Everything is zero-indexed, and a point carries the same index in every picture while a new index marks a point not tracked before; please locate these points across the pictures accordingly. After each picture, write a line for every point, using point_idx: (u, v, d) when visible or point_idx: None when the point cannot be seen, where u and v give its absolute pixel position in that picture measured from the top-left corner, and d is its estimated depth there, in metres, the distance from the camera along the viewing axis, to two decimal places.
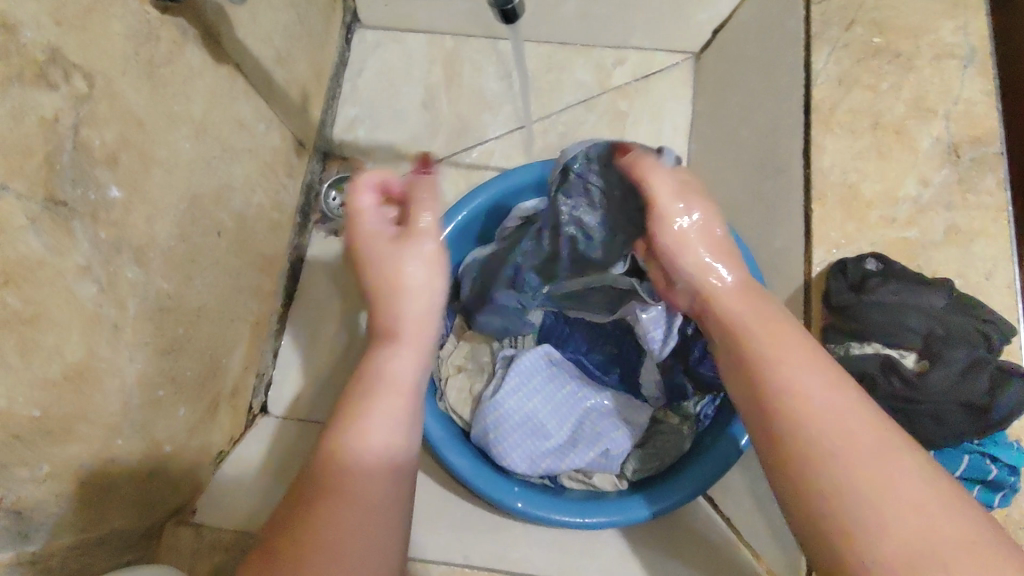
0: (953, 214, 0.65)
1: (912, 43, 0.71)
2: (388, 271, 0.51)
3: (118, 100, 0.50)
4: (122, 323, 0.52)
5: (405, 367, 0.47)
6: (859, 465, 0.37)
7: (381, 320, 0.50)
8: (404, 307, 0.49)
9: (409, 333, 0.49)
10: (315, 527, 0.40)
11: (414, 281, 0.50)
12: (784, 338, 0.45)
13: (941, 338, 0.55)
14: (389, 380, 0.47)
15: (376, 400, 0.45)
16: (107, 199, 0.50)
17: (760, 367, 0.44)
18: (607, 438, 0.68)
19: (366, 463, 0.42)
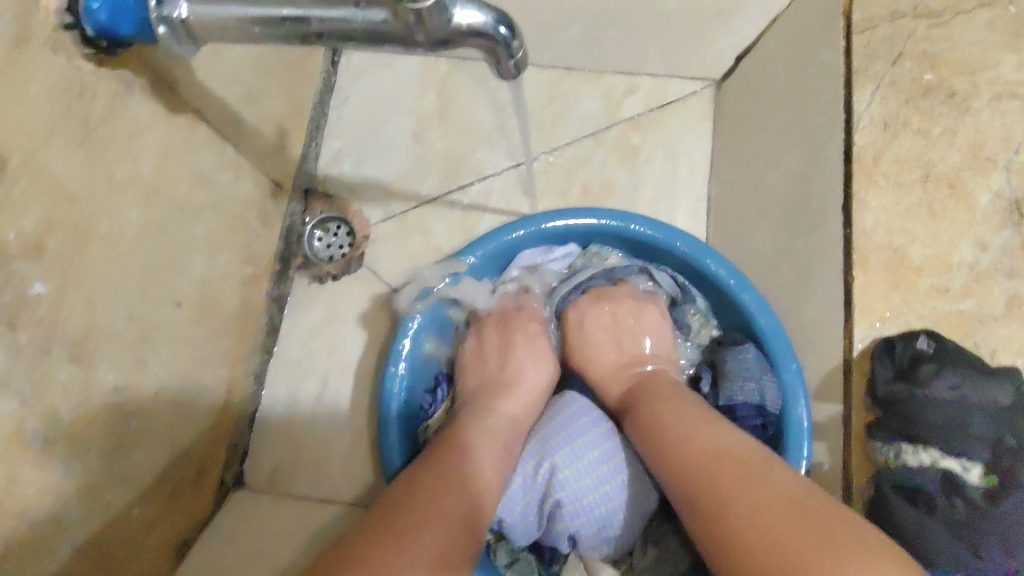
0: (1015, 282, 0.57)
1: (967, 81, 0.62)
2: (510, 370, 0.68)
3: (42, 174, 0.43)
4: (53, 434, 0.45)
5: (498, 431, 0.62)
6: (754, 499, 0.44)
7: (485, 397, 0.66)
8: (511, 399, 0.66)
9: (515, 405, 0.66)
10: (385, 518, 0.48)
11: (526, 389, 0.68)
12: (708, 433, 0.53)
13: (1013, 451, 0.47)
14: (478, 459, 0.57)
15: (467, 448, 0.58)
16: (29, 297, 0.42)
17: (688, 455, 0.52)
18: (610, 511, 0.62)
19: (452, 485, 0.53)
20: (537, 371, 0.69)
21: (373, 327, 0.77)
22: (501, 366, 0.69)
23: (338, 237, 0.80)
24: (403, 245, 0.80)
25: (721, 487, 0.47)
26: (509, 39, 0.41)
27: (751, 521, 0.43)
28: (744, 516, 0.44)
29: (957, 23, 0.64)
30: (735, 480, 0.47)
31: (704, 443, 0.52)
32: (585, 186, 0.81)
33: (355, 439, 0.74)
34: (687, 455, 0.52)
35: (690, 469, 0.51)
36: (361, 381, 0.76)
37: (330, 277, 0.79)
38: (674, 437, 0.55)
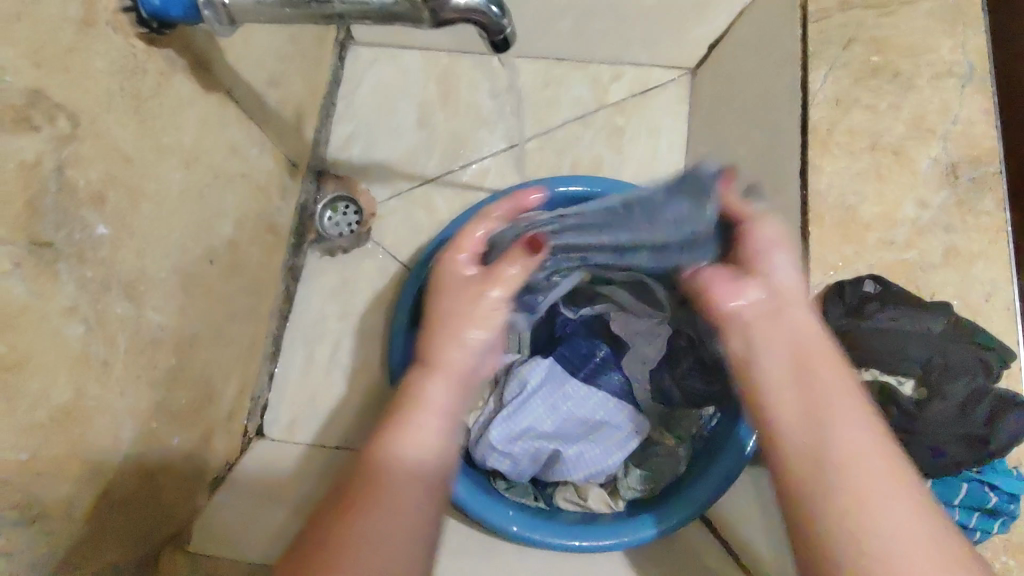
0: (952, 236, 0.64)
1: (910, 62, 0.70)
2: (446, 308, 0.47)
3: (103, 137, 0.48)
4: (112, 362, 0.52)
5: (443, 398, 0.44)
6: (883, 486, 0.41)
7: (422, 344, 0.47)
8: (447, 338, 0.45)
9: (452, 359, 0.45)
10: (356, 513, 0.40)
11: (468, 340, 0.45)
12: (849, 400, 0.44)
13: (940, 370, 0.55)
14: (418, 413, 0.43)
15: (409, 424, 0.43)
16: (94, 237, 0.48)
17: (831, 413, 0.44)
18: (608, 459, 0.69)
19: (416, 471, 0.42)
20: (483, 309, 0.46)
21: (382, 293, 0.85)
22: (446, 301, 0.47)
23: (347, 216, 0.87)
24: (409, 219, 0.87)
25: (873, 482, 0.41)
26: (499, 17, 0.49)
27: (895, 538, 0.39)
28: (882, 524, 0.39)
29: (902, 11, 0.72)
30: (874, 488, 0.41)
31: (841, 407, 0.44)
32: (576, 163, 0.90)
33: (366, 393, 0.81)
34: (822, 411, 0.44)
35: (830, 434, 0.43)
36: (371, 341, 0.83)
37: (340, 251, 0.86)
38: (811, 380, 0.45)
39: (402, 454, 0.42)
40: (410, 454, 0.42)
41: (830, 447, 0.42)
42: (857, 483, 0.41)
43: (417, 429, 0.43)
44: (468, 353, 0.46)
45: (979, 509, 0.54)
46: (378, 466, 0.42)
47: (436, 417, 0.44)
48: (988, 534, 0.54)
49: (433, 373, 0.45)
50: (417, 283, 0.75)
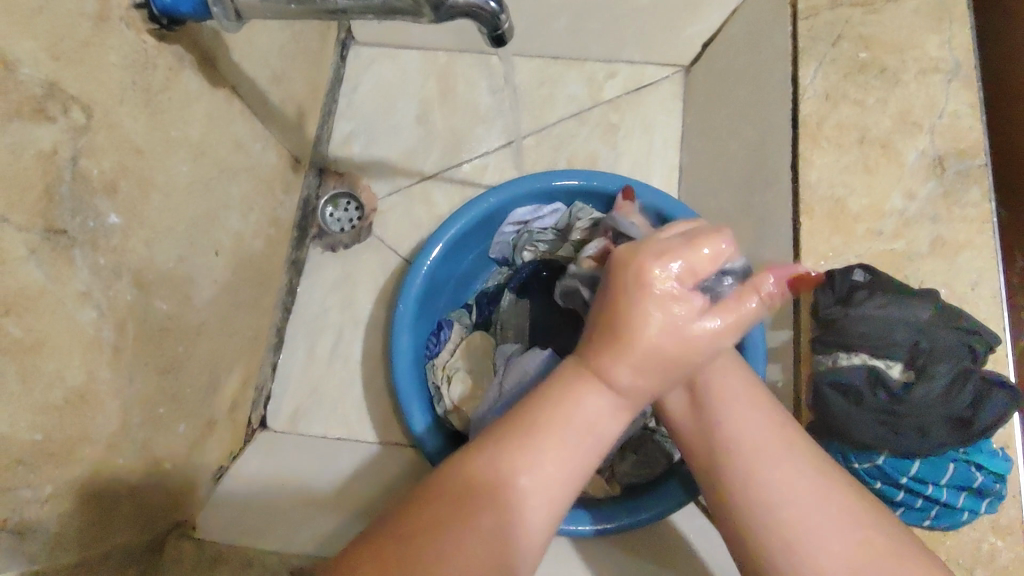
0: (938, 227, 0.66)
1: (897, 58, 0.72)
2: (627, 313, 0.43)
3: (115, 129, 0.50)
4: (123, 348, 0.53)
5: (604, 415, 0.44)
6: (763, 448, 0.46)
7: (600, 358, 0.43)
8: (640, 365, 0.42)
9: (624, 373, 0.43)
10: (487, 498, 0.42)
11: (654, 350, 0.42)
12: (751, 401, 0.50)
13: (925, 354, 0.56)
14: (579, 423, 0.43)
15: (561, 430, 0.43)
16: (106, 226, 0.50)
17: (717, 411, 0.49)
18: (605, 447, 0.71)
19: (556, 475, 0.43)
20: (670, 324, 0.42)
21: (382, 286, 0.86)
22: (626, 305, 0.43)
23: (348, 211, 0.89)
24: (408, 214, 0.89)
25: (759, 456, 0.46)
26: (498, 13, 0.51)
27: (780, 498, 0.44)
28: (773, 489, 0.45)
29: (889, 9, 0.74)
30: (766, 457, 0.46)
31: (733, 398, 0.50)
32: (572, 159, 0.92)
33: (367, 384, 0.83)
34: (705, 406, 0.50)
35: (719, 430, 0.49)
36: (372, 334, 0.85)
37: (342, 245, 0.88)
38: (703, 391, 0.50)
39: (551, 459, 0.43)
40: (550, 472, 0.43)
41: (718, 437, 0.49)
42: (746, 466, 0.46)
43: (560, 443, 0.43)
44: (653, 369, 0.43)
45: (967, 490, 0.56)
46: (517, 453, 0.43)
47: (600, 435, 0.44)
48: (976, 512, 0.56)
49: (601, 387, 0.43)
50: (423, 272, 0.75)
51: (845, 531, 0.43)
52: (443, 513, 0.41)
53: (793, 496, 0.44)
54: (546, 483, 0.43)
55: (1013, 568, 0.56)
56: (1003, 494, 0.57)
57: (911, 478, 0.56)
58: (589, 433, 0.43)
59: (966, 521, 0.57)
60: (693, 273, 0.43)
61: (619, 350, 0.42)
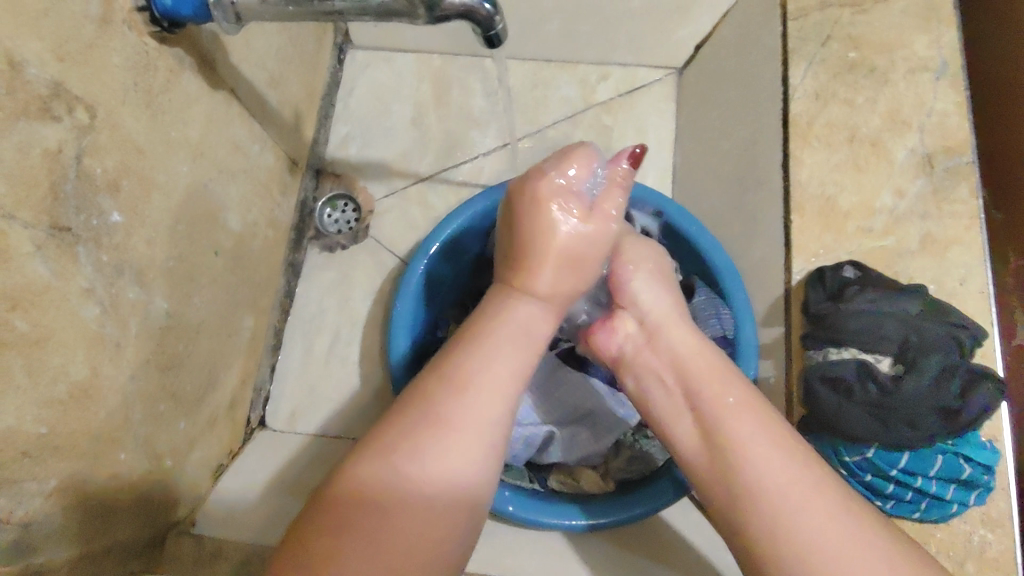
0: (928, 223, 0.67)
1: (885, 58, 0.73)
2: (538, 225, 0.54)
3: (117, 129, 0.51)
4: (125, 345, 0.54)
5: (531, 320, 0.54)
6: (785, 486, 0.48)
7: (523, 274, 0.54)
8: (550, 271, 0.54)
9: (544, 277, 0.54)
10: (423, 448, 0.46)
11: (555, 245, 0.54)
12: (716, 382, 0.54)
13: (915, 346, 0.57)
14: (516, 325, 0.53)
15: (496, 346, 0.51)
16: (108, 224, 0.51)
17: (723, 424, 0.52)
18: (601, 443, 0.72)
19: (491, 393, 0.49)
20: (567, 227, 0.54)
21: (379, 287, 0.87)
22: (532, 218, 0.55)
23: (346, 213, 0.90)
24: (405, 216, 0.90)
25: (760, 462, 0.49)
26: (492, 14, 0.52)
27: (783, 496, 0.48)
28: (779, 506, 0.47)
29: (877, 10, 0.75)
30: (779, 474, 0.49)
31: (733, 411, 0.52)
32: None
33: (365, 384, 0.84)
34: (716, 428, 0.52)
35: (727, 449, 0.51)
36: (369, 334, 0.85)
37: (339, 247, 0.88)
38: (692, 387, 0.55)
39: (487, 374, 0.49)
40: (482, 395, 0.49)
41: (735, 468, 0.50)
42: (749, 473, 0.49)
43: (497, 350, 0.51)
44: (559, 268, 0.54)
45: (956, 482, 0.57)
46: (440, 414, 0.47)
47: (530, 338, 0.53)
48: (965, 504, 0.57)
49: (527, 297, 0.54)
50: (420, 272, 0.77)
51: (841, 526, 0.46)
52: (365, 516, 0.44)
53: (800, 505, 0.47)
54: (482, 399, 0.48)
55: (1004, 561, 0.57)
56: (992, 486, 0.57)
57: (900, 470, 0.57)
58: (525, 333, 0.53)
59: (956, 513, 0.58)
60: (574, 197, 0.55)
61: (531, 263, 0.54)
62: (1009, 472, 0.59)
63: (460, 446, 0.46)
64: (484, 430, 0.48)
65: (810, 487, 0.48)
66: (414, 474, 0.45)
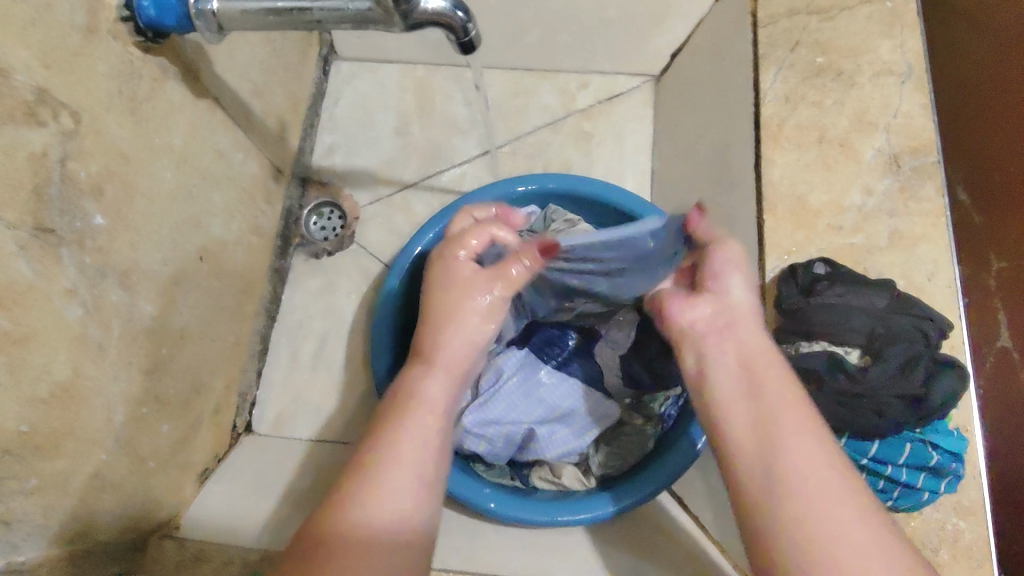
0: (894, 220, 0.68)
1: (852, 62, 0.75)
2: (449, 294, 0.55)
3: (101, 135, 0.53)
4: (108, 346, 0.55)
5: (439, 393, 0.51)
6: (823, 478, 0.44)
7: (427, 339, 0.54)
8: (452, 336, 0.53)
9: (452, 347, 0.53)
10: (356, 493, 0.44)
11: (460, 312, 0.54)
12: (787, 386, 0.49)
13: (882, 337, 0.60)
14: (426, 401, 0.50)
15: (411, 425, 0.48)
16: (92, 227, 0.52)
17: (772, 405, 0.48)
18: (579, 440, 0.73)
19: (417, 450, 0.47)
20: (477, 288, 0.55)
21: (363, 292, 0.88)
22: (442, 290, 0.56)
23: (332, 220, 0.91)
24: (389, 223, 0.92)
25: (810, 475, 0.44)
26: (464, 20, 0.53)
27: (818, 501, 0.43)
28: (795, 469, 0.45)
29: (843, 16, 0.77)
30: (818, 478, 0.44)
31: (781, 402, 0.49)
32: (547, 167, 0.95)
33: (350, 388, 0.85)
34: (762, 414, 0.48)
35: (773, 432, 0.47)
36: (353, 338, 0.87)
37: (325, 253, 0.90)
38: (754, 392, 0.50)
39: (410, 448, 0.47)
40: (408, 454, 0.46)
41: (776, 446, 0.46)
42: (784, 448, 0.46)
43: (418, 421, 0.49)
44: (470, 337, 0.54)
45: (926, 469, 0.58)
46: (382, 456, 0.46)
47: (435, 409, 0.50)
48: (937, 493, 0.58)
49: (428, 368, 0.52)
50: (404, 278, 0.77)
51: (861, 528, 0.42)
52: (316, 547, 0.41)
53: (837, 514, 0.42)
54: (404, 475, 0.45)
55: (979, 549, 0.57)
56: (963, 474, 0.59)
57: (871, 459, 0.60)
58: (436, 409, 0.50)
59: (928, 501, 0.58)
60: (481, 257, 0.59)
61: (435, 332, 0.54)
62: (980, 460, 0.60)
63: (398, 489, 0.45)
64: (417, 480, 0.46)
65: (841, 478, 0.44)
66: (364, 508, 0.43)
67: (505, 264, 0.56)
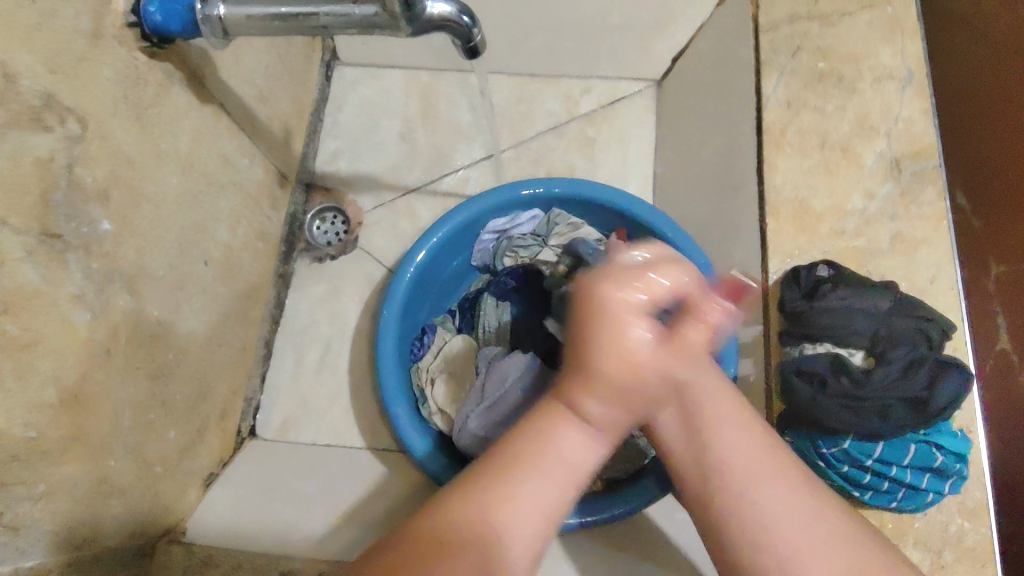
0: (898, 224, 0.69)
1: (853, 68, 0.76)
2: (610, 331, 0.40)
3: (108, 140, 0.53)
4: (115, 351, 0.55)
5: (584, 453, 0.41)
6: (759, 470, 0.43)
7: (574, 380, 0.41)
8: (606, 389, 0.40)
9: (591, 400, 0.40)
10: (449, 567, 0.39)
11: (612, 360, 0.39)
12: (705, 368, 0.46)
13: (885, 339, 0.60)
14: (559, 455, 0.41)
15: (529, 480, 0.40)
16: (99, 232, 0.52)
17: (702, 405, 0.45)
18: None
19: (529, 526, 0.40)
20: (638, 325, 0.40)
21: (368, 297, 0.88)
22: (600, 322, 0.40)
23: (335, 225, 0.92)
24: (393, 227, 0.92)
25: (750, 473, 0.43)
26: (470, 27, 0.54)
27: (755, 498, 0.42)
28: (735, 472, 0.43)
29: (843, 22, 0.78)
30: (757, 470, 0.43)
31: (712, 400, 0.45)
32: (550, 171, 0.95)
33: (355, 392, 0.85)
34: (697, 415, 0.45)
35: (708, 433, 0.45)
36: (357, 343, 0.87)
37: (329, 258, 0.90)
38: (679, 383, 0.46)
39: (522, 507, 0.40)
40: (522, 513, 0.40)
41: (711, 452, 0.44)
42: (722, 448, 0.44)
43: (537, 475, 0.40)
44: (621, 390, 0.40)
45: (930, 471, 0.58)
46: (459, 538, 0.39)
47: (574, 468, 0.41)
48: (941, 493, 0.58)
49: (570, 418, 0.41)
50: (406, 280, 0.78)
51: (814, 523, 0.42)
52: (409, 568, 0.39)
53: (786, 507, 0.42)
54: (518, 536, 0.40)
55: (987, 551, 0.58)
56: (967, 474, 0.59)
57: (876, 460, 0.58)
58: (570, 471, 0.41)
59: (931, 502, 0.59)
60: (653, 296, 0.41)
61: (587, 375, 0.40)
62: (984, 462, 0.61)
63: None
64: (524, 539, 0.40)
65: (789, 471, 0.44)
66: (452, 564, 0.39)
67: (654, 287, 0.41)
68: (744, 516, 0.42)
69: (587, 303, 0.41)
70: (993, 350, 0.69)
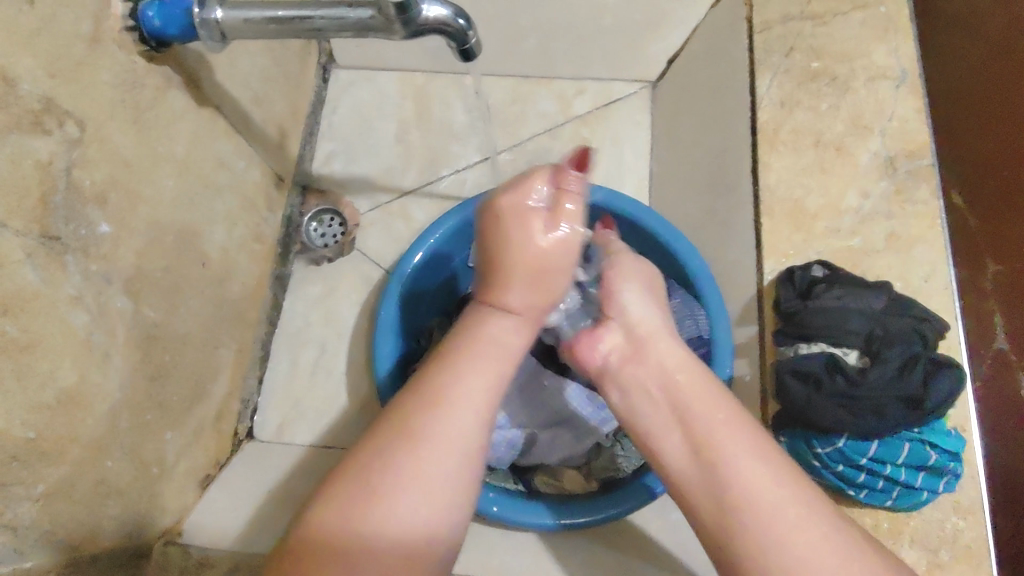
0: (891, 222, 0.69)
1: (846, 67, 0.76)
2: (519, 243, 0.51)
3: (106, 143, 0.53)
4: (112, 352, 0.55)
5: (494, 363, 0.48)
6: (769, 490, 0.46)
7: (486, 295, 0.52)
8: (518, 288, 0.51)
9: (500, 319, 0.51)
10: (370, 548, 0.42)
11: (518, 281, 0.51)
12: (702, 393, 0.51)
13: (880, 338, 0.60)
14: (448, 431, 0.45)
15: (448, 411, 0.46)
16: (97, 234, 0.53)
17: (701, 424, 0.50)
18: (578, 445, 0.74)
19: (471, 409, 0.46)
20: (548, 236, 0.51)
21: (364, 298, 0.89)
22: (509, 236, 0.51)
23: (332, 227, 0.92)
24: (390, 230, 0.92)
25: (760, 493, 0.45)
26: (464, 29, 0.54)
27: (772, 516, 0.45)
28: (746, 493, 0.46)
29: (836, 22, 0.78)
30: (767, 491, 0.46)
31: (719, 427, 0.49)
32: None
33: (352, 394, 0.85)
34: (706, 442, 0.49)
35: (713, 454, 0.48)
36: (354, 345, 0.87)
37: (325, 260, 0.90)
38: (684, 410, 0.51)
39: (444, 433, 0.45)
40: (445, 436, 0.45)
41: (721, 475, 0.47)
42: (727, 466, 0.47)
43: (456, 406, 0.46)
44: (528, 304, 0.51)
45: (924, 469, 0.58)
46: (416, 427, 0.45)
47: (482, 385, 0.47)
48: (935, 492, 0.59)
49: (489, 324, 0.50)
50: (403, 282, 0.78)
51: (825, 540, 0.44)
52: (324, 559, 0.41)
53: (801, 524, 0.44)
54: (435, 468, 0.44)
55: (981, 548, 0.58)
56: (960, 473, 0.59)
57: (871, 458, 0.58)
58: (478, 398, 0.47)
59: (926, 500, 0.59)
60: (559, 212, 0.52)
61: (499, 280, 0.51)
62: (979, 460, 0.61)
63: (438, 464, 0.44)
64: (450, 473, 0.44)
65: (783, 477, 0.46)
66: (382, 511, 0.42)
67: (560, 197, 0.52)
68: (762, 536, 0.44)
69: (497, 218, 0.52)
70: (991, 351, 0.69)
